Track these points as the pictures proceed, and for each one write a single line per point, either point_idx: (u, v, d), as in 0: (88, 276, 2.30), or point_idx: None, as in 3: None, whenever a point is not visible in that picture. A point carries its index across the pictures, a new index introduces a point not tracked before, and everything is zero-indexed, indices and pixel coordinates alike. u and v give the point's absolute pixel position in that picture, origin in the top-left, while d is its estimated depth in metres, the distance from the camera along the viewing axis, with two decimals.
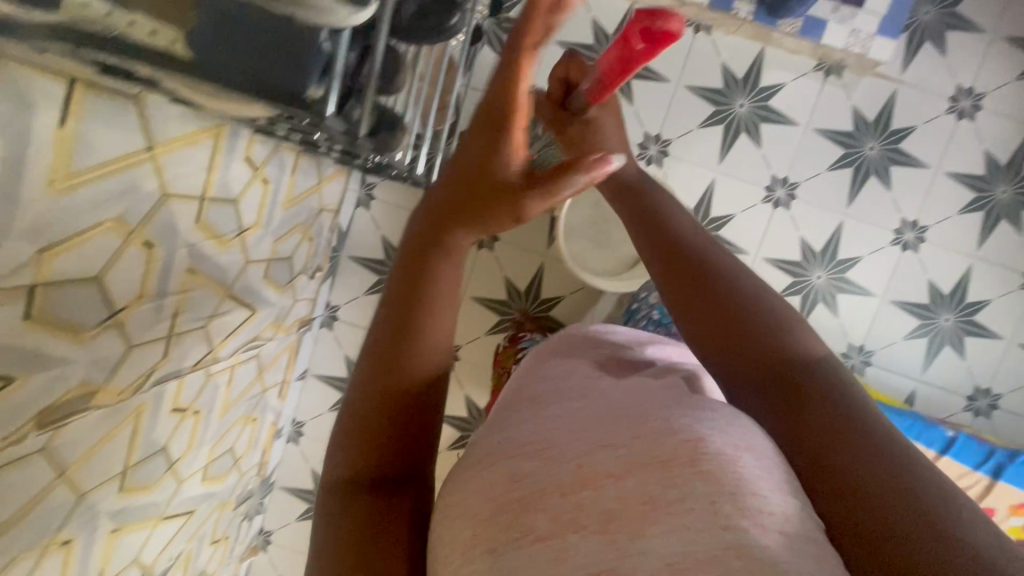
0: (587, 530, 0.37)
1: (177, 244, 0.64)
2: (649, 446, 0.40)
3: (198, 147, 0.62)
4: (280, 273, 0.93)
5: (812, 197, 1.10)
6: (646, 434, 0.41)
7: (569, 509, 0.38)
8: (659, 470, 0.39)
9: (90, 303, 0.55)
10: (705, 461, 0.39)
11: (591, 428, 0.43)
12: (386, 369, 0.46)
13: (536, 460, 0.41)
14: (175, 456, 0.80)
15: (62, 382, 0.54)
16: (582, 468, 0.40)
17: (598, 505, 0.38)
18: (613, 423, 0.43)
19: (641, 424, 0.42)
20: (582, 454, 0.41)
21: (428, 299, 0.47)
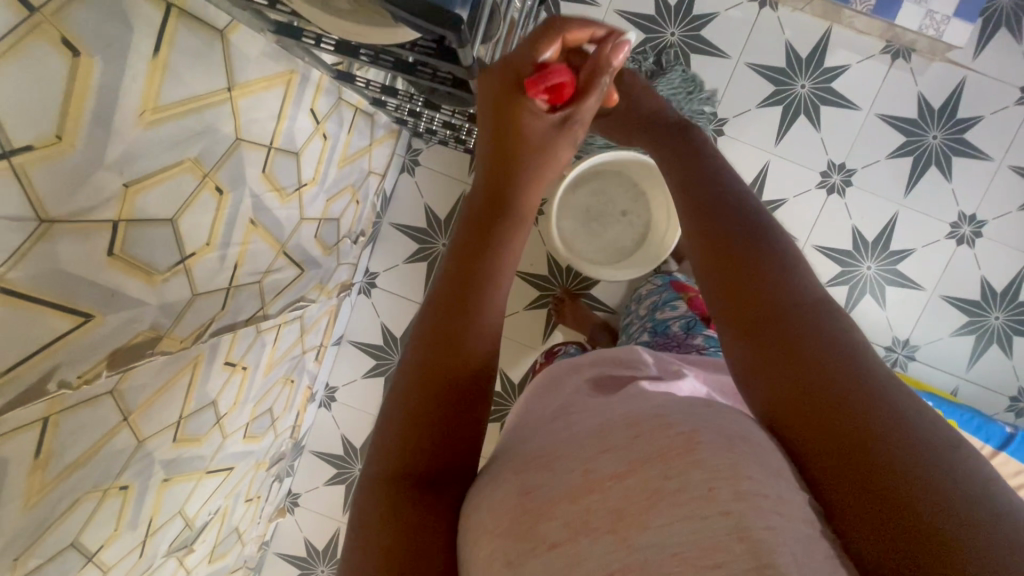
0: (598, 531, 0.36)
1: (243, 193, 0.63)
2: (650, 442, 0.39)
3: (270, 93, 0.60)
4: (328, 233, 0.91)
5: (868, 184, 1.07)
6: (644, 433, 0.40)
7: (580, 514, 0.37)
8: (661, 466, 0.38)
9: (164, 245, 0.53)
10: (698, 451, 0.37)
11: (581, 437, 0.42)
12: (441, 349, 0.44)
13: (544, 472, 0.40)
14: (222, 411, 0.79)
15: (133, 324, 0.53)
16: (587, 473, 0.39)
17: (609, 505, 0.37)
18: (613, 428, 0.42)
19: (654, 421, 0.41)
20: (586, 457, 0.40)
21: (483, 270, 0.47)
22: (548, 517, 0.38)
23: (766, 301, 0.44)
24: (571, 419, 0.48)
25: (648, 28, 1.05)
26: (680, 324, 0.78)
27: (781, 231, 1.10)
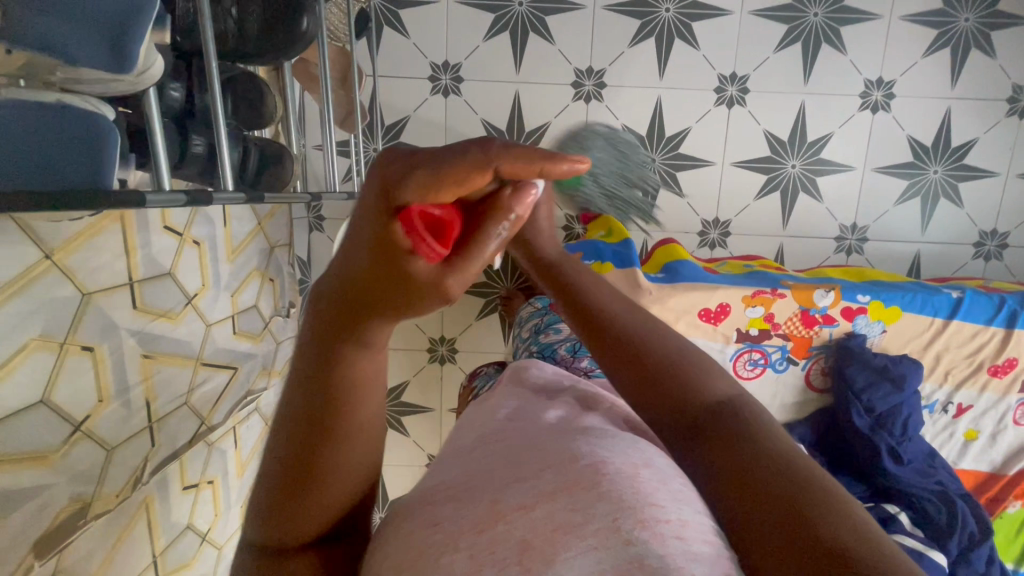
0: (504, 562, 0.30)
1: (120, 337, 0.62)
2: (563, 472, 0.35)
3: (104, 237, 0.59)
4: (250, 324, 0.91)
5: (766, 84, 1.03)
6: (554, 462, 0.36)
7: (485, 547, 0.31)
8: (568, 497, 0.33)
9: (47, 425, 0.53)
10: (603, 482, 0.34)
11: (493, 470, 0.38)
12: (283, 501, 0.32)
13: (451, 502, 0.35)
14: (203, 529, 0.81)
15: (48, 507, 0.54)
16: (497, 504, 0.34)
17: (517, 533, 0.31)
18: (521, 461, 0.37)
19: (558, 454, 0.37)
20: (496, 490, 0.35)
21: (325, 433, 0.31)
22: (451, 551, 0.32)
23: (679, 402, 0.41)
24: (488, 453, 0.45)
25: (495, 6, 1.01)
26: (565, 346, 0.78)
27: (696, 160, 1.07)
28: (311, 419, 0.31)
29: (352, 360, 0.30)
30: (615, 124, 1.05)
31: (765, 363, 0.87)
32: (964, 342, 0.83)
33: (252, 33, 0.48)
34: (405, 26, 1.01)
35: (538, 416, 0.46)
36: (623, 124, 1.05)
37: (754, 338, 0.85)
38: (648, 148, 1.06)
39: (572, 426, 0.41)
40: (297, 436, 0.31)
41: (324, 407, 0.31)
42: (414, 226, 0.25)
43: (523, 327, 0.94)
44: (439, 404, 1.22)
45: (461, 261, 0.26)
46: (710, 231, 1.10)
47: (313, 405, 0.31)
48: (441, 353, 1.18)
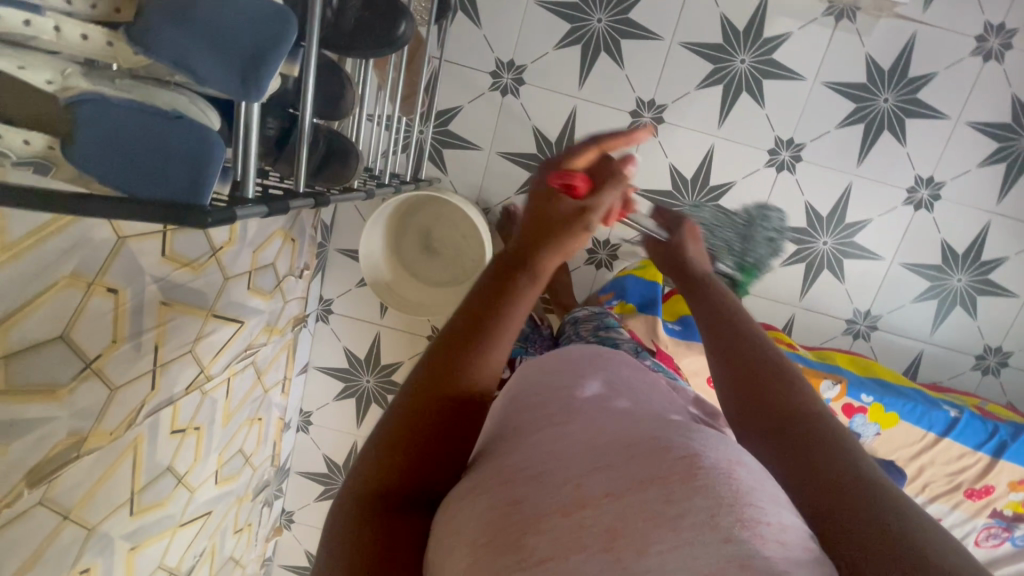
0: (591, 548, 0.35)
1: (144, 281, 0.62)
2: (650, 464, 0.39)
3: None
4: (264, 281, 0.91)
5: (819, 158, 1.03)
6: (641, 455, 0.40)
7: (571, 529, 0.36)
8: (660, 489, 0.37)
9: (61, 360, 0.54)
10: (699, 477, 0.38)
11: (576, 454, 0.42)
12: (433, 387, 0.46)
13: (530, 485, 0.40)
14: (182, 471, 0.82)
15: (47, 438, 0.54)
16: (580, 489, 0.38)
17: (602, 522, 0.36)
18: (607, 447, 0.41)
19: (645, 445, 0.41)
20: (577, 474, 0.39)
21: (492, 332, 0.49)
22: (536, 530, 0.37)
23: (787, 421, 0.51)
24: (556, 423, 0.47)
25: (573, 17, 0.99)
26: (628, 346, 0.84)
27: None
28: (467, 331, 0.49)
29: (522, 284, 0.51)
30: (662, 161, 1.05)
31: None
32: (950, 460, 0.87)
33: (347, 26, 0.52)
34: (479, 15, 0.99)
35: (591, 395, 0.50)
36: (671, 164, 1.05)
37: None
38: (686, 193, 1.06)
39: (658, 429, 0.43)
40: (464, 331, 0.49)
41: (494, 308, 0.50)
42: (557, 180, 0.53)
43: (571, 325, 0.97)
44: None
45: (589, 202, 0.52)
46: None
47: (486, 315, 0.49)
48: None
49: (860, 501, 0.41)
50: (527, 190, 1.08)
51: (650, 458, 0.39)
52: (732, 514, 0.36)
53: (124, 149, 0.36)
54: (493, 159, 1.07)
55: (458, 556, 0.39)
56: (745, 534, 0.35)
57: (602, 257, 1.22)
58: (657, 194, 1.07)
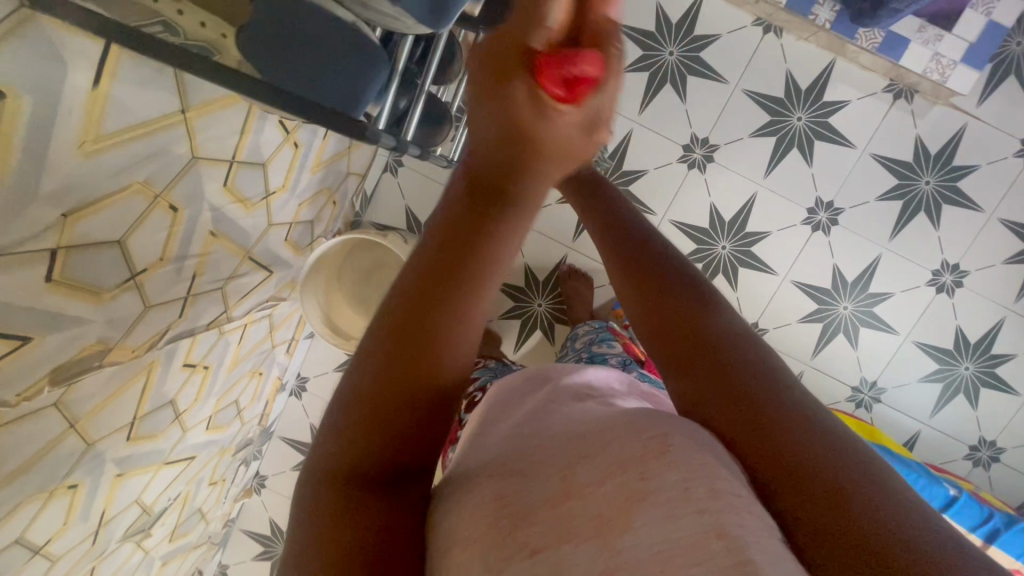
0: (580, 537, 0.35)
1: (202, 207, 0.62)
2: (624, 446, 0.40)
3: (234, 109, 0.59)
4: (300, 236, 0.91)
5: (855, 225, 1.05)
6: (619, 440, 0.40)
7: (562, 521, 0.36)
8: (635, 471, 0.38)
9: (112, 265, 0.53)
10: (669, 453, 0.38)
11: (559, 446, 0.42)
12: (389, 386, 0.38)
13: (520, 476, 0.40)
14: (181, 408, 0.80)
15: (78, 340, 0.53)
16: (568, 480, 0.39)
17: (589, 510, 0.37)
18: (584, 440, 0.42)
19: (624, 428, 0.41)
20: (565, 466, 0.40)
21: (449, 302, 0.39)
22: (530, 521, 0.37)
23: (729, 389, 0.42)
24: (551, 426, 0.47)
25: (647, 45, 1.02)
26: (617, 359, 0.85)
27: (760, 264, 1.08)
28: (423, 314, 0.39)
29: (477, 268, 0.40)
30: (705, 198, 1.07)
31: None
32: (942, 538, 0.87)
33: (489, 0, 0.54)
34: None
35: (580, 413, 0.49)
36: (712, 203, 1.07)
37: None
38: (720, 234, 1.08)
39: (640, 414, 0.43)
40: (401, 320, 0.39)
41: (446, 281, 0.39)
42: (558, 80, 0.35)
43: (575, 340, 0.99)
44: None
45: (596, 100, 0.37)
46: None
47: (439, 282, 0.39)
48: None
49: (837, 480, 0.35)
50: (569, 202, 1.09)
51: (626, 437, 0.40)
52: (707, 484, 0.36)
53: (283, 45, 0.40)
54: None
55: (459, 544, 0.37)
56: (725, 510, 0.35)
57: None
58: (693, 229, 1.08)
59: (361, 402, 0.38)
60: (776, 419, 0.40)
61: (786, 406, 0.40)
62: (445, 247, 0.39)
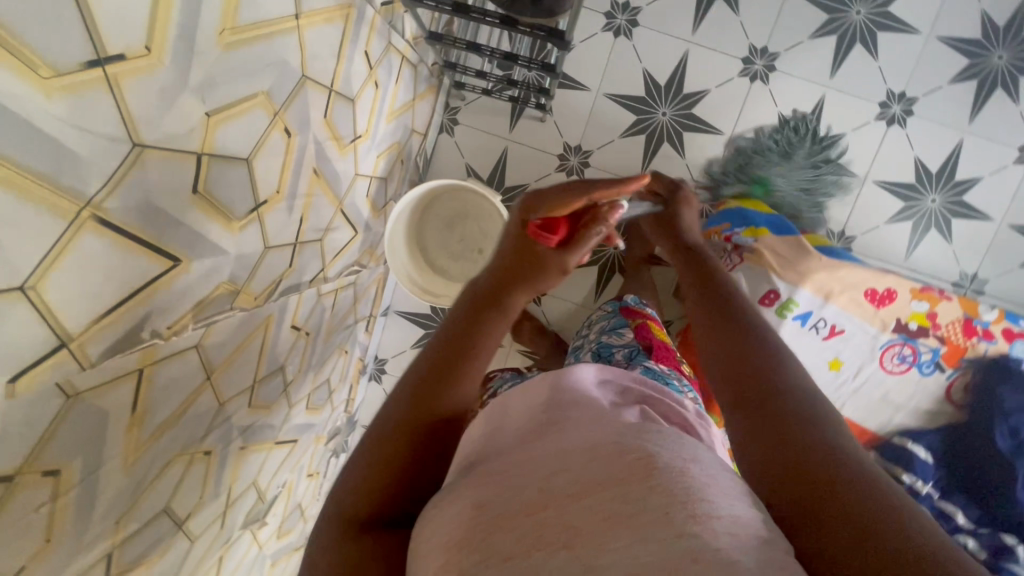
0: (553, 546, 0.31)
1: (309, 138, 0.59)
2: (606, 463, 0.35)
3: (332, 26, 0.57)
4: (377, 195, 0.88)
5: (931, 113, 1.02)
6: (601, 453, 0.36)
7: (537, 529, 0.32)
8: (614, 489, 0.33)
9: (241, 188, 0.50)
10: (655, 476, 0.33)
11: (543, 454, 0.38)
12: (416, 421, 0.45)
13: (500, 477, 0.37)
14: (289, 378, 0.77)
15: (215, 273, 0.50)
16: (542, 491, 0.34)
17: (562, 518, 0.32)
18: (567, 449, 0.37)
19: (604, 445, 0.37)
20: (541, 475, 0.36)
21: (464, 363, 0.48)
22: (501, 530, 0.33)
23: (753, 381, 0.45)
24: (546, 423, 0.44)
25: None
26: (623, 353, 0.72)
27: (838, 168, 1.05)
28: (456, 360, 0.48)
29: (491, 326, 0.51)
30: (772, 109, 1.04)
31: (912, 362, 0.72)
32: None
33: None
34: None
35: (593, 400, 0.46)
36: (780, 112, 1.04)
37: (909, 333, 0.71)
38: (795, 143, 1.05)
39: (615, 424, 0.40)
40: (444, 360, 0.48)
41: (464, 346, 0.49)
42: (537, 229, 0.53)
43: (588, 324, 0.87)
44: (508, 343, 1.16)
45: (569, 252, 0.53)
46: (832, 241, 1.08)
47: (457, 359, 0.48)
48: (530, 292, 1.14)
49: (833, 475, 0.35)
50: (634, 133, 1.06)
51: (603, 453, 0.36)
52: (684, 509, 0.31)
53: None
54: (600, 101, 1.05)
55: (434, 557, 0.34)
56: (697, 528, 0.31)
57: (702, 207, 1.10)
58: (764, 143, 1.05)
59: (391, 434, 0.44)
60: (800, 438, 0.39)
61: (800, 417, 0.40)
62: (459, 327, 0.50)
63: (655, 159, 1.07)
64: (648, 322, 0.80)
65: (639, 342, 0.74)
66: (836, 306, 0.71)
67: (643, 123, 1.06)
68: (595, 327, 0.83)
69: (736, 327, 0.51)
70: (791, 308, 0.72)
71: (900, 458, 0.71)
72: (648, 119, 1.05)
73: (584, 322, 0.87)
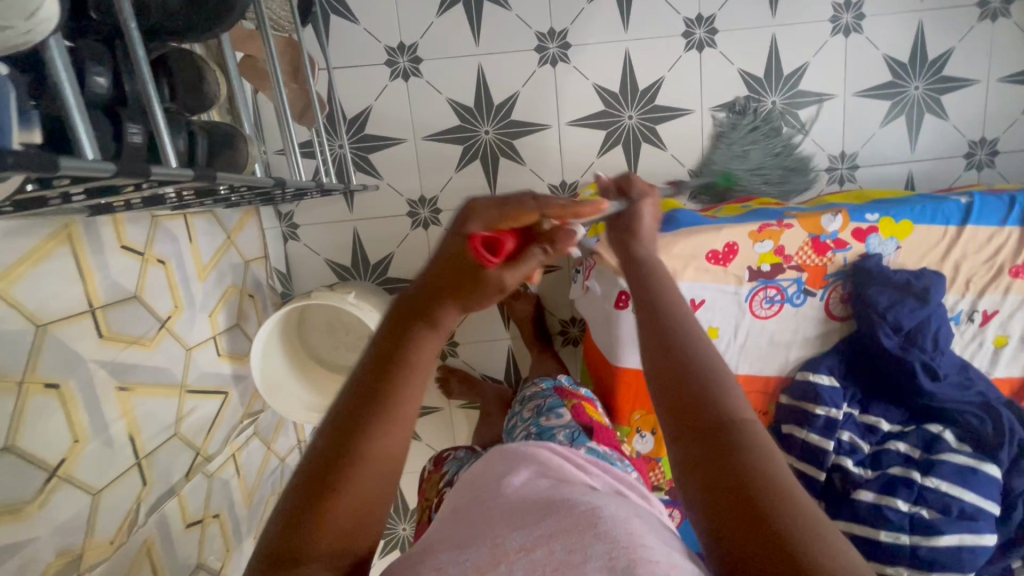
0: None
1: (89, 369, 0.57)
2: (560, 519, 0.38)
3: (52, 259, 0.53)
4: (234, 344, 0.85)
5: (734, 23, 0.99)
6: (555, 513, 0.39)
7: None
8: (565, 543, 0.36)
9: (17, 475, 0.48)
10: (600, 524, 0.37)
11: (495, 520, 0.41)
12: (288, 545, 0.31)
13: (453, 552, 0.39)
14: (216, 567, 0.75)
15: (29, 566, 0.48)
16: (497, 548, 0.37)
17: None
18: (525, 516, 0.40)
19: (558, 503, 0.40)
20: (498, 535, 0.39)
21: (381, 414, 0.35)
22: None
23: (694, 386, 0.34)
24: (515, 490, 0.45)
25: None
26: (565, 434, 0.65)
27: (673, 110, 1.03)
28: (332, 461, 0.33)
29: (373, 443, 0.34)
30: (585, 82, 1.01)
31: (781, 300, 0.71)
32: None
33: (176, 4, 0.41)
34: (353, 13, 0.96)
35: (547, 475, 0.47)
36: (594, 83, 1.01)
37: (765, 276, 0.70)
38: (623, 105, 1.02)
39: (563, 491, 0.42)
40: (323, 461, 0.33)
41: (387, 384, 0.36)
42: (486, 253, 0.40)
43: (522, 407, 0.78)
44: (446, 403, 1.14)
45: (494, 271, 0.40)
46: (698, 180, 1.06)
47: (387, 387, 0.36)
48: (441, 349, 1.12)
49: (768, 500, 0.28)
50: (467, 162, 1.03)
51: (560, 513, 0.39)
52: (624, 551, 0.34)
53: None
54: (421, 146, 1.02)
55: None
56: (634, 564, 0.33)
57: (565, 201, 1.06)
58: (593, 118, 1.03)
59: (300, 502, 0.32)
60: (732, 468, 0.30)
61: (733, 432, 0.31)
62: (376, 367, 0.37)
63: (499, 177, 1.04)
64: (585, 403, 0.74)
65: (579, 423, 0.69)
66: (687, 282, 0.69)
67: (471, 148, 1.03)
68: (527, 405, 0.76)
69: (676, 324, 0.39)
70: None
71: (807, 395, 0.70)
72: (473, 143, 1.02)
73: (520, 402, 0.79)
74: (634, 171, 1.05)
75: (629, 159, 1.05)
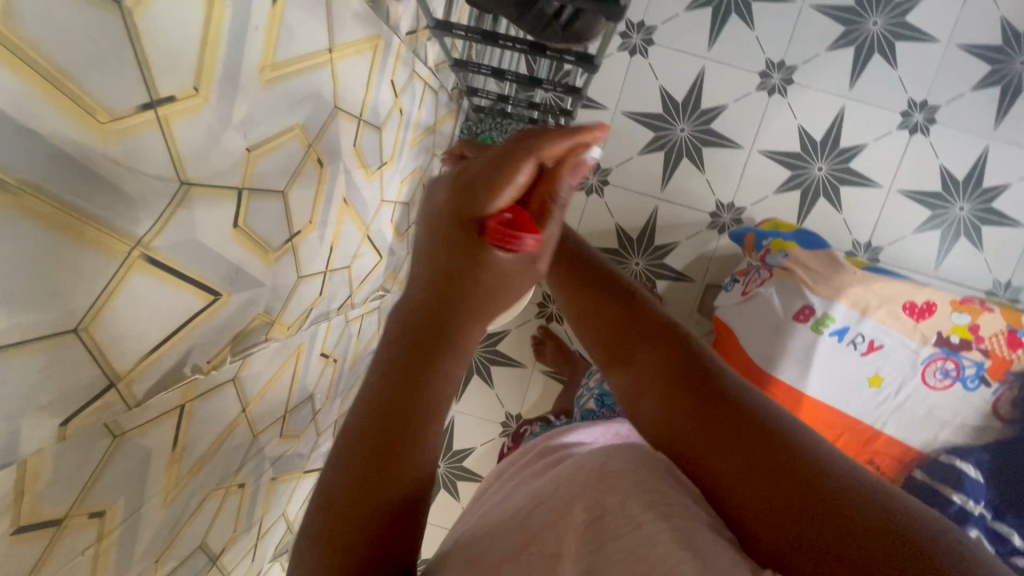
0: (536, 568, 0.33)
1: (339, 167, 0.60)
2: (570, 485, 0.38)
3: (362, 57, 0.57)
4: (400, 220, 0.89)
5: (955, 120, 1.00)
6: (566, 480, 0.39)
7: (521, 564, 0.34)
8: (582, 504, 0.36)
9: (278, 221, 0.51)
10: (610, 478, 0.36)
11: (522, 501, 0.41)
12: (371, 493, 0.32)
13: (486, 539, 0.39)
14: (318, 406, 0.77)
15: (252, 305, 0.50)
16: (525, 529, 0.37)
17: (546, 546, 0.34)
18: (543, 488, 0.40)
19: (570, 471, 0.40)
20: (522, 514, 0.39)
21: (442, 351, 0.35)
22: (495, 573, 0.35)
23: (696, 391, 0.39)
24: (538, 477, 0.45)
25: None
26: None
27: (862, 178, 1.04)
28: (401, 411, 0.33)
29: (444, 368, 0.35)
30: (793, 121, 1.03)
31: (956, 377, 0.69)
32: None
33: None
34: None
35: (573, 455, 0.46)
36: (800, 125, 1.03)
37: (952, 347, 0.69)
38: (817, 155, 1.04)
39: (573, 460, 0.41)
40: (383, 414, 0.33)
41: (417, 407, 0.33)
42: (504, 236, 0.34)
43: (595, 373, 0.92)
44: (531, 362, 1.16)
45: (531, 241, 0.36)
46: (860, 252, 1.06)
47: (415, 400, 0.33)
48: (550, 311, 1.14)
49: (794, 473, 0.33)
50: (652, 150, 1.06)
51: (568, 478, 0.39)
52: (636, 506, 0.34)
53: None
54: (618, 119, 1.06)
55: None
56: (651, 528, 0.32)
57: (726, 221, 1.08)
58: (785, 156, 1.05)
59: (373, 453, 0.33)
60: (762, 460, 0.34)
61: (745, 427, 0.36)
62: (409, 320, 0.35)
63: (675, 175, 1.07)
64: None
65: None
66: (874, 321, 0.70)
67: (662, 140, 1.06)
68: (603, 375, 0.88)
69: (608, 281, 0.49)
70: (827, 324, 0.71)
71: (949, 478, 0.68)
72: (666, 135, 1.06)
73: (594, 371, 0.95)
74: (803, 218, 1.06)
75: (803, 207, 1.06)
